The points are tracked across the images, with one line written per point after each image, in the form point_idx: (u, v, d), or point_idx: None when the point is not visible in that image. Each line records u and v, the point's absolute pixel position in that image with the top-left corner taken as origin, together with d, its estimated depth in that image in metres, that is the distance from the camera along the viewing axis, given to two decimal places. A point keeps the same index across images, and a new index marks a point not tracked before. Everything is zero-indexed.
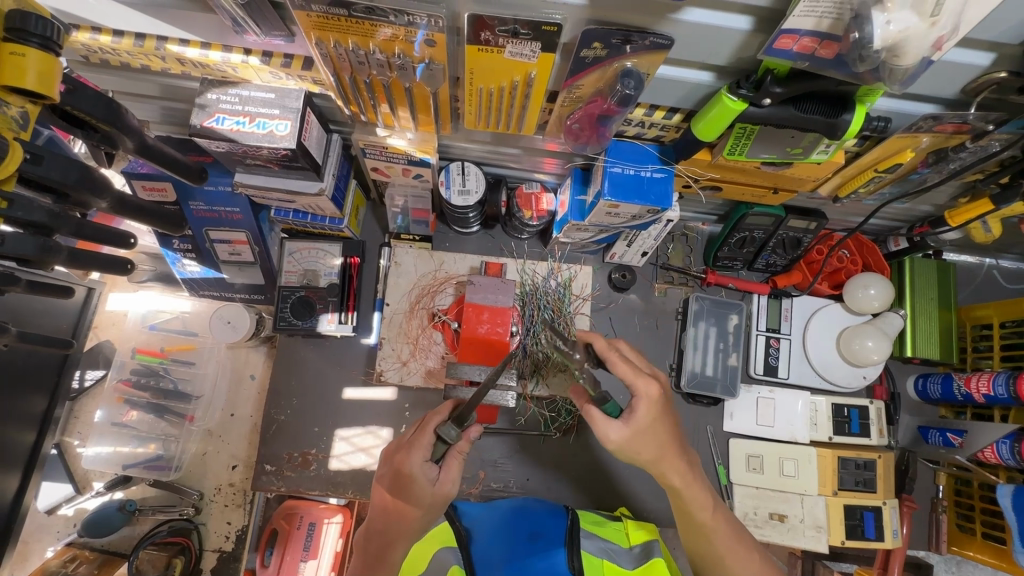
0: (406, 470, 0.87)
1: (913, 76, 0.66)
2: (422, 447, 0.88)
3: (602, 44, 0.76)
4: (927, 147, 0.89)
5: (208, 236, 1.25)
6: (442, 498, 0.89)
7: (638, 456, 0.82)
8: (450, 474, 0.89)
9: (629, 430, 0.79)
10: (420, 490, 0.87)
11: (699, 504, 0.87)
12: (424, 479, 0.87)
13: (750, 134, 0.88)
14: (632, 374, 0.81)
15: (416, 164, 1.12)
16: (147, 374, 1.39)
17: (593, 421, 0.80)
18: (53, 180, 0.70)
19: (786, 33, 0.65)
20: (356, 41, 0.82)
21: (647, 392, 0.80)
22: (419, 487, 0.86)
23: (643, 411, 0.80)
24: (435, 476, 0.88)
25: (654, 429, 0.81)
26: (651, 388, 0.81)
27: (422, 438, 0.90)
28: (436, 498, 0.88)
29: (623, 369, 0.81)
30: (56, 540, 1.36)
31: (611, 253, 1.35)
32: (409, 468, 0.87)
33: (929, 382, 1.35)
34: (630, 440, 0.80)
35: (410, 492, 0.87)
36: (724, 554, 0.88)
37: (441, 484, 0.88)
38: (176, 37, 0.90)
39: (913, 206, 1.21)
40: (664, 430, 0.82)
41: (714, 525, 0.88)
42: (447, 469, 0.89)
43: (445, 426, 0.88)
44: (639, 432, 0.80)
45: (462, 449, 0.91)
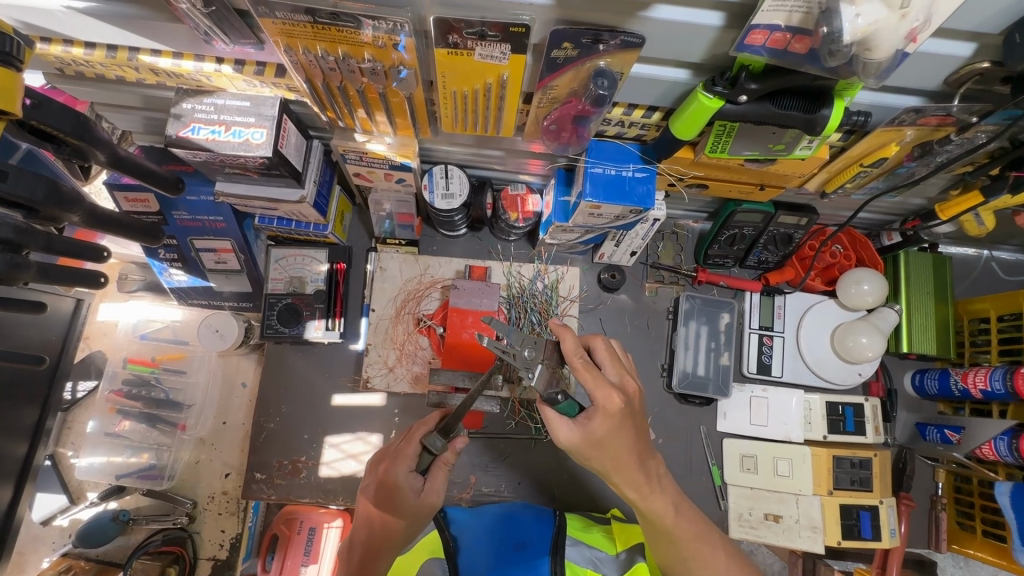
0: (391, 480, 0.87)
1: (887, 69, 0.64)
2: (407, 457, 0.89)
3: (572, 44, 0.74)
4: (912, 140, 0.87)
5: (193, 245, 1.25)
6: (426, 509, 0.88)
7: (593, 461, 0.82)
8: (435, 485, 0.90)
9: (582, 435, 0.80)
10: (404, 501, 0.87)
11: (661, 514, 0.86)
12: (408, 489, 0.87)
13: (730, 131, 0.87)
14: (593, 383, 0.79)
15: (397, 169, 1.11)
16: (138, 384, 1.38)
17: (550, 422, 0.82)
18: (20, 196, 0.70)
19: (757, 28, 0.63)
20: (325, 47, 0.81)
21: (605, 404, 0.79)
22: (403, 497, 0.86)
23: (599, 423, 0.79)
24: (420, 487, 0.88)
25: (611, 441, 0.80)
26: (610, 399, 0.79)
27: (408, 448, 0.89)
28: (420, 509, 0.87)
29: (586, 379, 0.80)
30: (51, 550, 1.37)
31: (600, 253, 1.33)
32: (395, 478, 0.87)
33: (927, 378, 1.33)
34: (584, 446, 0.80)
35: (394, 502, 0.87)
36: (685, 558, 0.88)
37: (425, 494, 0.88)
38: (148, 48, 0.90)
39: (904, 199, 1.18)
40: (623, 443, 0.81)
41: (678, 531, 0.87)
42: (433, 480, 0.90)
43: (432, 436, 0.88)
44: (594, 439, 0.79)
45: (447, 460, 0.92)
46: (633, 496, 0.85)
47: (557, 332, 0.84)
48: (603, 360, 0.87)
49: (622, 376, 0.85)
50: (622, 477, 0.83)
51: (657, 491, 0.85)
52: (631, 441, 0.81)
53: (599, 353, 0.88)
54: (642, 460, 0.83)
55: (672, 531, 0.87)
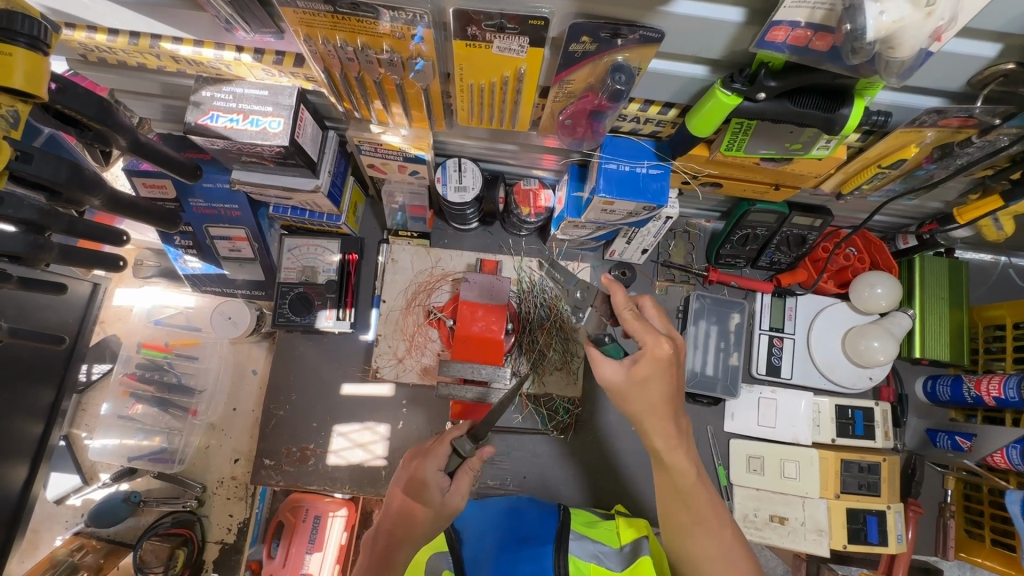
0: (419, 477, 0.88)
1: (911, 68, 0.63)
2: (437, 456, 0.90)
3: (591, 37, 0.74)
4: (933, 141, 0.86)
5: (208, 233, 1.27)
6: (449, 511, 0.87)
7: (627, 406, 0.84)
8: (459, 488, 0.89)
9: (625, 373, 0.83)
10: (430, 499, 0.86)
11: (682, 467, 0.84)
12: (435, 487, 0.87)
13: (747, 129, 0.86)
14: (641, 331, 0.83)
15: (411, 161, 1.12)
16: (151, 368, 1.41)
17: (595, 360, 0.87)
18: (44, 178, 0.71)
19: (777, 25, 0.63)
20: (344, 37, 0.81)
21: (653, 349, 0.82)
22: (429, 494, 0.86)
23: (645, 364, 0.82)
24: (446, 487, 0.88)
25: (656, 386, 0.82)
26: (661, 345, 0.81)
27: (439, 448, 0.91)
28: (444, 510, 0.87)
29: (633, 327, 0.84)
30: (64, 528, 1.40)
31: (610, 250, 1.33)
32: (424, 474, 0.88)
33: (939, 384, 1.31)
34: (624, 386, 0.83)
35: (420, 500, 0.86)
36: (696, 519, 0.85)
37: (450, 495, 0.87)
38: (169, 36, 0.91)
39: (921, 203, 1.17)
40: (658, 390, 0.82)
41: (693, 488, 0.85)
42: (458, 482, 0.89)
43: (462, 438, 0.90)
44: (632, 377, 0.82)
45: (473, 466, 0.92)
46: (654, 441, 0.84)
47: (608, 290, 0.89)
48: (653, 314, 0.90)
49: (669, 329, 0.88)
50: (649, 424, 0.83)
51: (680, 447, 0.84)
52: (668, 388, 0.82)
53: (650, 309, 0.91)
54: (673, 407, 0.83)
55: (686, 486, 0.85)
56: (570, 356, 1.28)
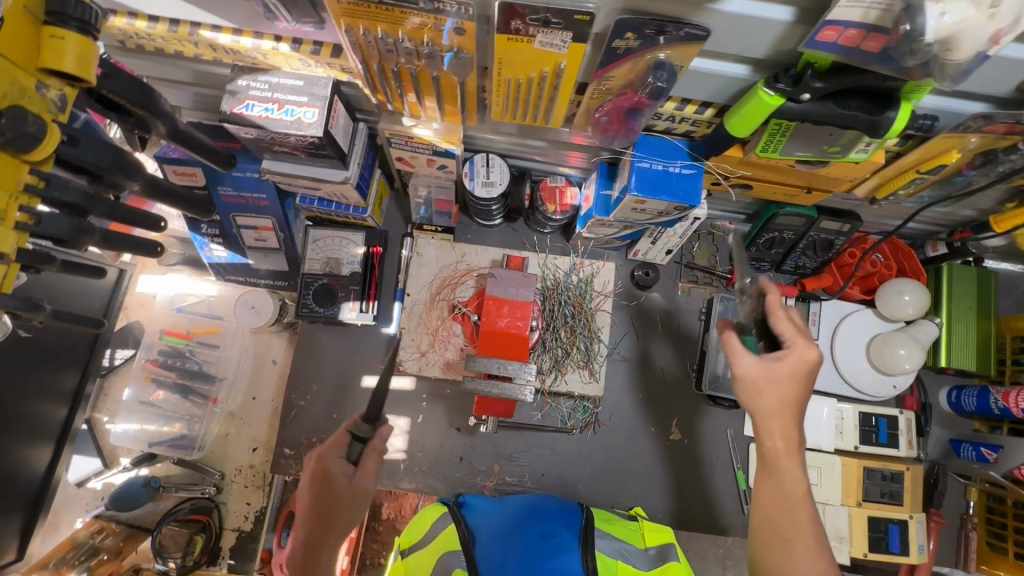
0: (321, 469, 0.87)
1: (966, 71, 0.62)
2: (338, 444, 0.89)
3: (635, 34, 0.74)
4: (975, 147, 0.85)
5: (235, 222, 1.27)
6: (361, 496, 0.88)
7: (756, 401, 0.82)
8: (366, 472, 0.89)
9: (763, 366, 0.81)
10: (337, 490, 0.86)
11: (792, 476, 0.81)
12: (338, 477, 0.87)
13: (785, 132, 0.85)
14: (793, 332, 0.82)
15: (440, 155, 1.12)
16: (173, 355, 1.42)
17: (733, 349, 0.84)
18: (88, 162, 0.71)
19: (830, 25, 0.62)
20: (385, 29, 0.81)
21: (801, 352, 0.80)
22: (336, 485, 0.86)
23: (789, 363, 0.80)
24: (350, 475, 0.88)
25: (796, 387, 0.81)
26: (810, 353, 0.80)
27: (339, 435, 0.90)
28: (354, 496, 0.87)
29: (784, 327, 0.82)
30: (84, 511, 1.41)
31: (634, 250, 1.32)
32: (324, 467, 0.87)
33: (964, 395, 1.30)
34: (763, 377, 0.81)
35: (323, 492, 0.87)
36: (792, 533, 0.78)
37: (358, 481, 0.87)
38: (209, 24, 0.92)
39: (954, 210, 1.16)
40: (774, 398, 0.81)
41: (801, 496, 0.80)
42: (363, 466, 0.88)
43: (358, 422, 0.87)
44: (768, 373, 0.81)
45: (376, 447, 0.90)
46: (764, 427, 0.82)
47: (763, 286, 0.85)
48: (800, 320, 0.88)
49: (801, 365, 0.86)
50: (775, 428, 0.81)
51: (792, 456, 0.81)
52: (789, 394, 0.81)
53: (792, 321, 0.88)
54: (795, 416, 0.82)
55: (791, 494, 0.80)
56: (592, 355, 1.29)
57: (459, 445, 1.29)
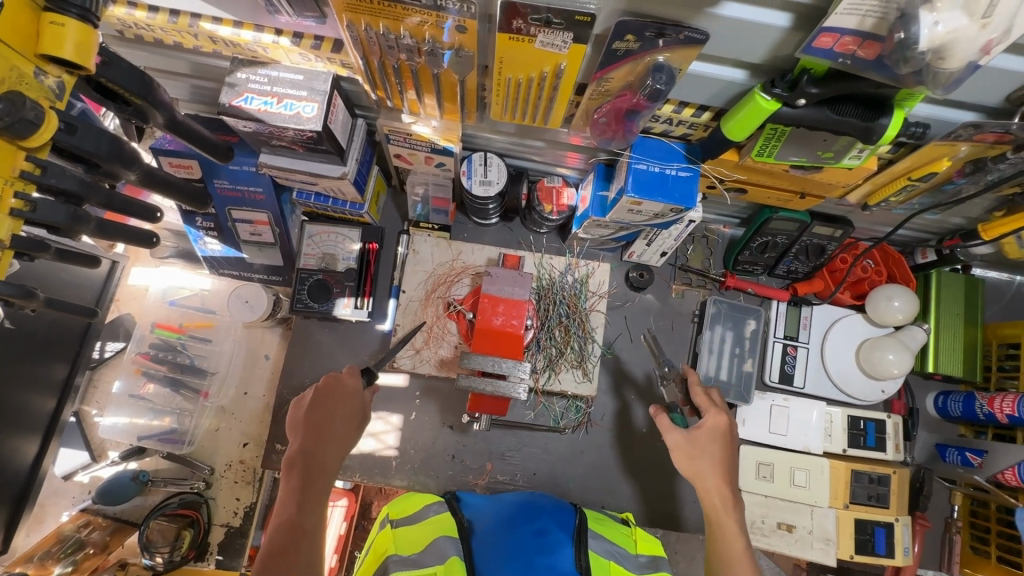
0: (342, 381, 0.95)
1: (958, 80, 0.64)
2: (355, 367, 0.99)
3: (635, 36, 0.75)
4: (965, 156, 0.87)
5: (230, 215, 1.27)
6: (366, 418, 0.96)
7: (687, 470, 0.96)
8: (372, 398, 0.99)
9: (686, 437, 0.97)
10: (353, 402, 0.94)
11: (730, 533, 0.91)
12: (352, 381, 0.95)
13: (780, 136, 0.86)
14: (707, 404, 1.00)
15: (438, 152, 1.12)
16: (164, 348, 1.42)
17: (664, 425, 1.00)
18: (85, 150, 0.71)
19: (827, 31, 0.63)
20: (387, 25, 0.82)
21: (713, 421, 0.97)
22: (353, 396, 0.94)
23: (704, 433, 0.96)
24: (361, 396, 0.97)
25: (718, 450, 0.96)
26: (718, 421, 0.97)
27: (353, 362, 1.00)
28: (363, 413, 0.95)
29: (700, 400, 1.01)
30: (71, 504, 1.40)
31: (629, 251, 1.33)
32: (347, 380, 0.95)
33: (950, 400, 1.32)
34: (684, 448, 0.97)
35: (340, 401, 0.93)
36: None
37: (370, 402, 0.97)
38: (209, 16, 0.91)
39: (944, 218, 1.18)
40: (703, 465, 0.95)
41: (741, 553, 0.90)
42: (371, 391, 0.99)
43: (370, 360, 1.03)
44: (690, 443, 0.96)
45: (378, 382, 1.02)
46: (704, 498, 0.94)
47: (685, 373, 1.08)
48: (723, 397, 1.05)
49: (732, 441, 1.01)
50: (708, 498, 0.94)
51: (729, 511, 0.93)
52: (717, 456, 0.95)
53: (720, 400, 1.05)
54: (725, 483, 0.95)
55: (732, 547, 0.90)
56: (585, 356, 1.28)
57: (451, 442, 1.29)
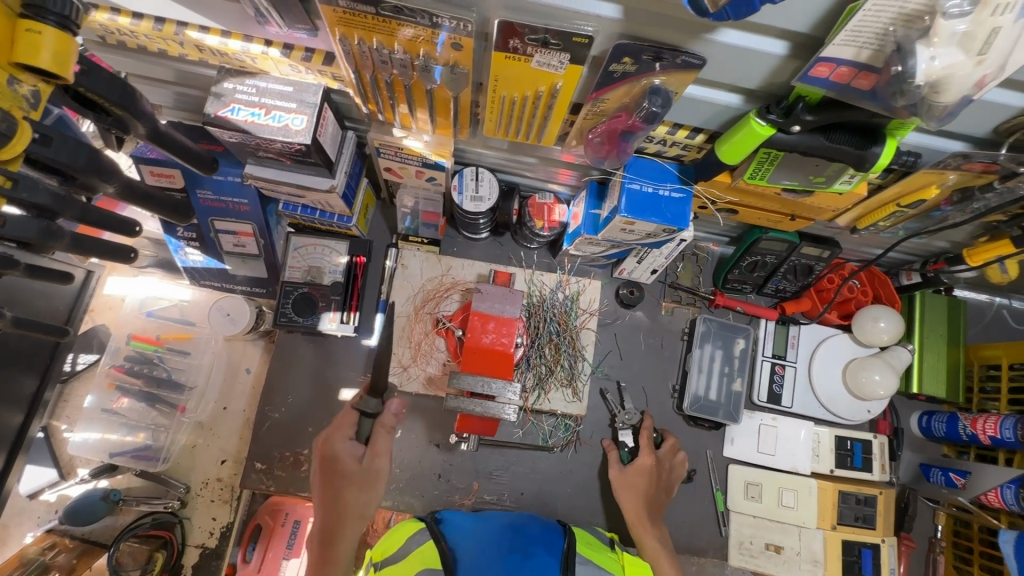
0: (332, 452, 0.93)
1: (951, 113, 0.64)
2: (346, 424, 0.95)
3: (633, 59, 0.74)
4: (953, 185, 0.88)
5: (213, 226, 1.23)
6: (372, 476, 0.94)
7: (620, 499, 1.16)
8: (376, 450, 0.95)
9: (619, 472, 1.19)
10: (348, 470, 0.92)
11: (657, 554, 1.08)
12: (348, 458, 0.93)
13: (774, 160, 0.86)
14: (643, 444, 1.22)
15: (429, 167, 1.11)
16: (140, 361, 1.36)
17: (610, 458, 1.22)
18: (61, 162, 0.68)
19: (824, 61, 0.63)
20: (380, 40, 0.80)
21: (642, 461, 1.19)
22: (347, 465, 0.92)
23: (632, 471, 1.18)
24: (361, 454, 0.94)
25: (644, 485, 1.17)
26: (646, 461, 1.19)
27: (347, 417, 0.96)
28: (365, 475, 0.93)
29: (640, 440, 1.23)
30: (36, 525, 1.34)
31: (620, 268, 1.33)
32: (334, 449, 0.93)
33: (934, 420, 1.33)
34: (621, 483, 1.18)
35: (339, 482, 0.92)
36: None
37: (369, 460, 0.94)
38: (196, 24, 0.89)
39: (929, 241, 1.20)
40: (632, 497, 1.15)
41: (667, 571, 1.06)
42: (374, 445, 0.95)
43: (366, 399, 0.96)
44: (625, 479, 1.18)
45: (386, 423, 0.97)
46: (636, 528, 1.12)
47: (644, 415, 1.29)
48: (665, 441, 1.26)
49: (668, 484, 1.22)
50: (638, 523, 1.12)
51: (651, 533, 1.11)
52: (643, 492, 1.16)
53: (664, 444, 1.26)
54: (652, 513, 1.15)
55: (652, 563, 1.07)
56: (575, 373, 1.30)
57: (438, 461, 1.27)
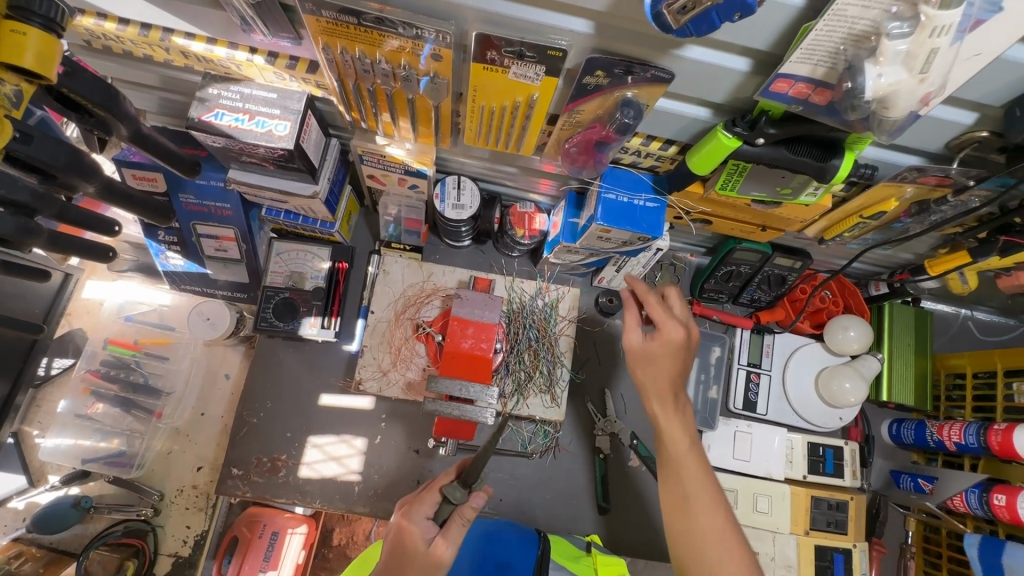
0: (404, 524, 0.88)
1: (900, 127, 0.68)
2: (427, 502, 0.90)
3: (605, 72, 0.77)
4: (911, 198, 0.92)
5: (195, 230, 1.24)
6: (434, 565, 0.85)
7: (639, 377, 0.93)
8: (447, 538, 0.87)
9: (642, 341, 0.92)
10: (412, 548, 0.85)
11: (698, 495, 0.83)
12: (421, 536, 0.86)
13: (742, 172, 0.90)
14: (663, 316, 0.93)
15: (411, 175, 1.13)
16: (117, 366, 1.35)
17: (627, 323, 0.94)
18: (42, 161, 0.69)
19: (782, 77, 0.67)
20: (363, 49, 0.82)
21: (669, 332, 0.92)
22: (414, 541, 0.85)
23: (659, 342, 0.91)
24: (432, 537, 0.87)
25: (671, 359, 0.92)
26: (675, 332, 0.91)
27: (427, 495, 0.91)
28: (427, 562, 0.85)
29: (655, 313, 0.93)
30: (2, 534, 1.30)
31: (599, 277, 1.35)
32: (409, 522, 0.88)
33: (903, 427, 1.37)
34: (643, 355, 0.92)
35: (401, 562, 0.84)
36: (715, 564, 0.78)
37: (434, 545, 0.86)
38: (182, 31, 0.91)
39: (894, 253, 1.24)
40: (666, 368, 0.91)
41: (712, 527, 0.81)
42: (446, 532, 0.87)
43: (453, 485, 0.89)
44: (646, 348, 0.92)
45: (464, 514, 0.89)
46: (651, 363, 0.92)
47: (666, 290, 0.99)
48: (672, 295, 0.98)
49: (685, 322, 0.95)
50: (675, 471, 0.86)
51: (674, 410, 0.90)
52: (674, 368, 0.91)
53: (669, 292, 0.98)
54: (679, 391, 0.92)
55: (692, 499, 0.83)
56: (553, 381, 1.27)
57: (417, 467, 1.27)
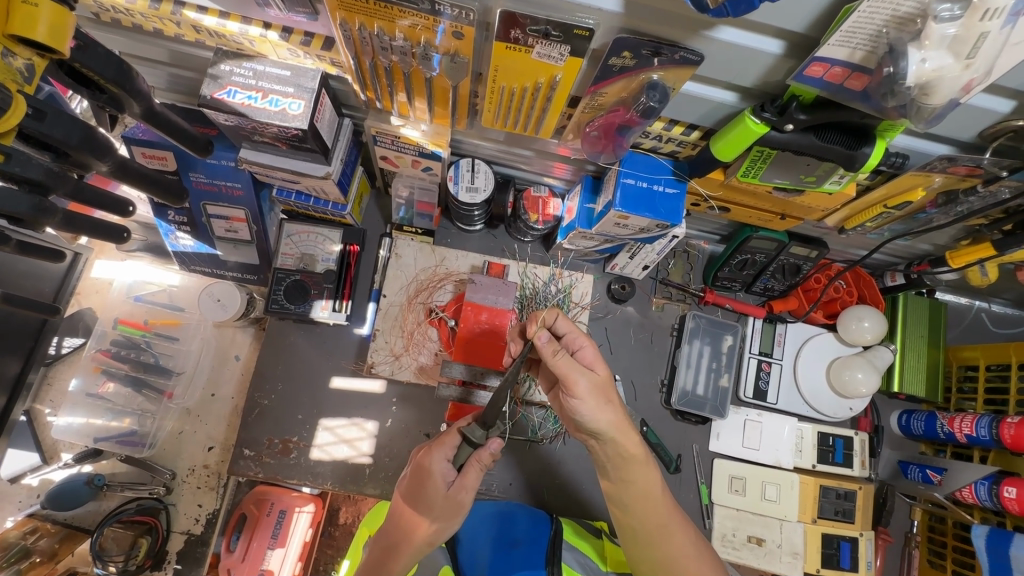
0: (425, 465, 0.89)
1: (939, 116, 0.66)
2: (445, 445, 0.90)
3: (632, 53, 0.75)
4: (939, 187, 0.90)
5: (205, 211, 1.22)
6: (454, 507, 0.87)
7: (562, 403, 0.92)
8: (466, 482, 0.87)
9: (601, 417, 0.83)
10: (434, 490, 0.87)
11: (638, 493, 0.89)
12: (440, 478, 0.87)
13: (766, 158, 0.88)
14: (568, 367, 0.81)
15: (426, 157, 1.11)
16: (127, 346, 1.33)
17: (567, 376, 0.82)
18: (55, 138, 0.68)
19: (818, 61, 0.65)
20: (381, 26, 0.80)
21: (571, 383, 0.82)
22: (434, 485, 0.86)
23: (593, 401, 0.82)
24: (452, 480, 0.88)
25: (592, 399, 0.83)
26: (562, 366, 0.81)
27: (448, 437, 0.91)
28: (448, 504, 0.86)
29: (561, 364, 0.82)
30: (17, 510, 1.31)
31: (612, 263, 1.34)
32: (429, 463, 0.88)
33: (913, 418, 1.36)
34: (597, 393, 0.84)
35: (418, 499, 0.88)
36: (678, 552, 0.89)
37: (455, 489, 0.87)
38: (194, 4, 0.88)
39: (914, 243, 1.22)
40: (607, 409, 0.84)
41: (657, 513, 0.89)
42: (465, 476, 0.88)
43: (473, 425, 0.90)
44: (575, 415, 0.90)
45: (482, 459, 0.89)
46: (580, 406, 0.82)
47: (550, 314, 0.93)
48: (563, 330, 0.93)
49: (592, 363, 0.90)
50: (615, 470, 0.89)
51: (623, 426, 0.85)
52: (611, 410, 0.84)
53: (563, 330, 0.93)
54: (603, 395, 0.84)
55: (641, 492, 0.89)
56: None
57: None
